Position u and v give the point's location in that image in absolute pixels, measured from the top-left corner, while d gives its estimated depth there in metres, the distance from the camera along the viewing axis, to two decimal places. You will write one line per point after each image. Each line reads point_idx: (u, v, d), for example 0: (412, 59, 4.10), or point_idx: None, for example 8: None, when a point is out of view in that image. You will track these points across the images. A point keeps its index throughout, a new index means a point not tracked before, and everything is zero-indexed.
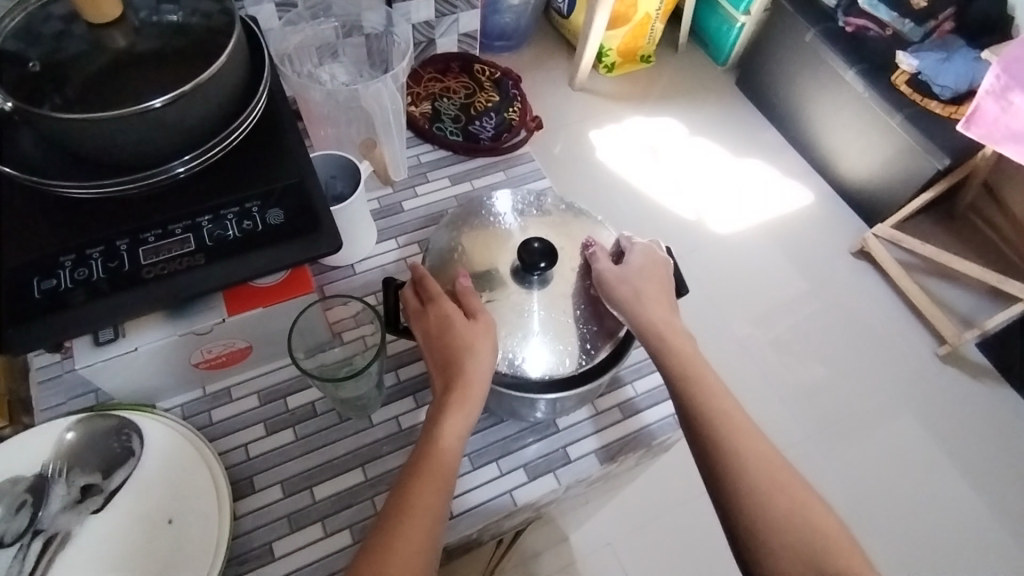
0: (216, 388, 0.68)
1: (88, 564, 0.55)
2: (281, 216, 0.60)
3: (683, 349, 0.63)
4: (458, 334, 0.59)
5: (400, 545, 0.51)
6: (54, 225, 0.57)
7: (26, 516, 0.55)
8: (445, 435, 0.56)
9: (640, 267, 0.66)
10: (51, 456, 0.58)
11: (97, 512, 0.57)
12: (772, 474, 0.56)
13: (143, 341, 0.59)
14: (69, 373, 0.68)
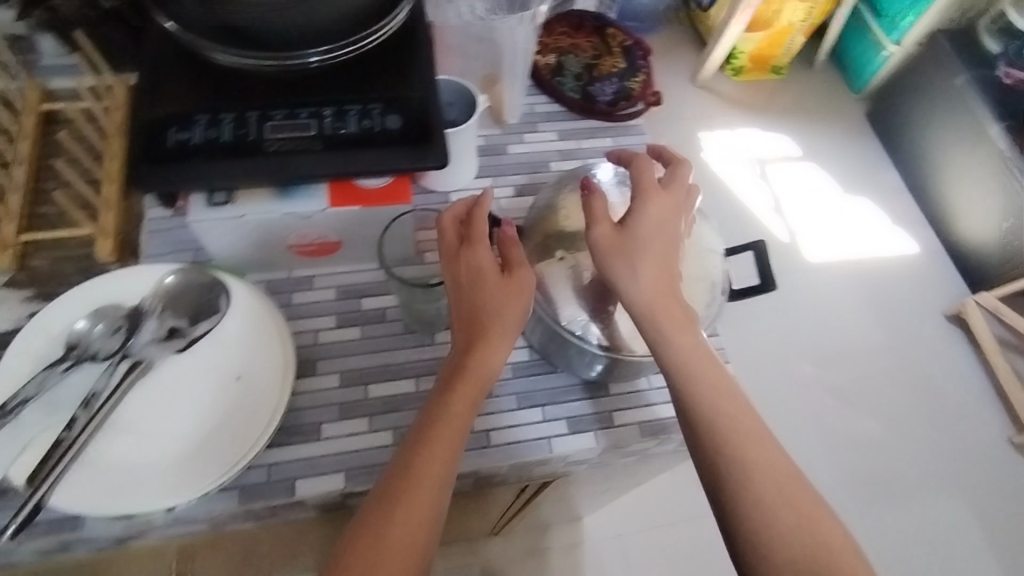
0: (301, 274, 0.72)
1: (164, 395, 0.60)
2: (398, 123, 0.62)
3: (686, 340, 0.59)
4: (488, 294, 0.59)
5: (417, 490, 0.54)
6: (196, 87, 0.61)
7: (119, 339, 0.61)
8: (462, 391, 0.58)
9: (644, 221, 0.61)
10: (151, 293, 0.63)
11: (180, 353, 0.62)
12: (777, 482, 0.56)
13: (250, 212, 0.63)
14: (175, 229, 0.73)
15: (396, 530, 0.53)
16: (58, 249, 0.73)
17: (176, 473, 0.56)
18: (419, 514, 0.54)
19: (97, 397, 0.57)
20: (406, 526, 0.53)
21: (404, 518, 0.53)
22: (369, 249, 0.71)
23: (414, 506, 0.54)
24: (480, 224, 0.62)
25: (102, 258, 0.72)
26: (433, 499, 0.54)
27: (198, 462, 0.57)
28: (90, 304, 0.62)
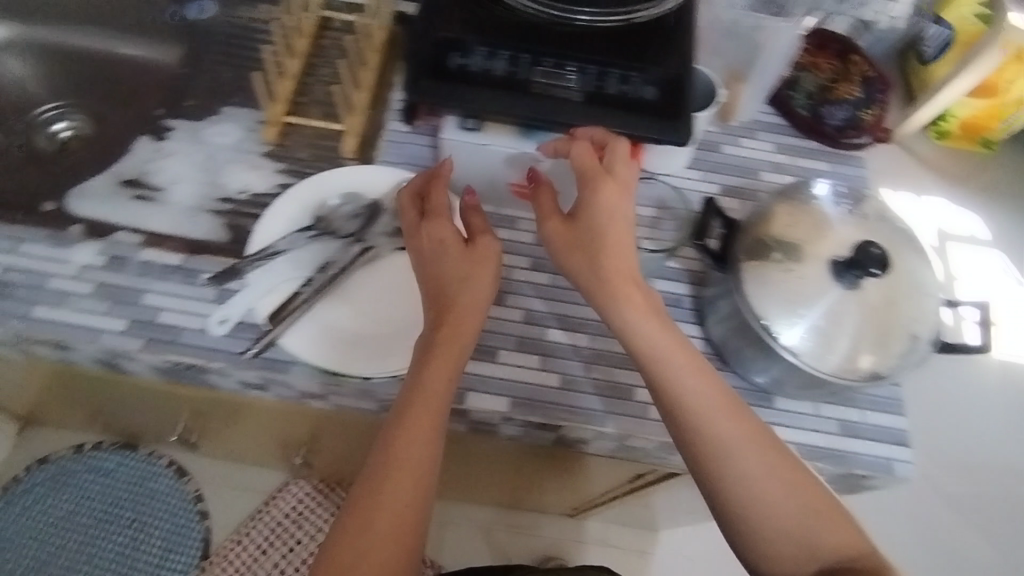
0: (507, 212, 0.77)
1: (381, 280, 0.67)
2: (651, 94, 0.65)
3: (658, 328, 0.60)
4: (449, 266, 0.62)
5: (404, 451, 0.56)
6: (477, 20, 0.66)
7: (358, 223, 0.68)
8: (434, 362, 0.59)
9: (594, 191, 0.61)
10: (389, 191, 0.70)
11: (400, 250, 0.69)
12: (760, 461, 0.58)
13: (493, 143, 0.69)
14: (411, 143, 0.81)
15: (394, 488, 0.55)
16: (308, 134, 0.81)
17: (377, 350, 0.64)
18: (407, 477, 0.56)
19: (330, 265, 0.66)
20: (398, 483, 0.56)
21: (396, 480, 0.56)
22: (577, 206, 0.76)
23: (399, 472, 0.56)
24: (438, 192, 0.66)
25: (346, 151, 0.80)
26: (419, 459, 0.57)
27: (396, 347, 0.64)
28: (341, 186, 0.70)
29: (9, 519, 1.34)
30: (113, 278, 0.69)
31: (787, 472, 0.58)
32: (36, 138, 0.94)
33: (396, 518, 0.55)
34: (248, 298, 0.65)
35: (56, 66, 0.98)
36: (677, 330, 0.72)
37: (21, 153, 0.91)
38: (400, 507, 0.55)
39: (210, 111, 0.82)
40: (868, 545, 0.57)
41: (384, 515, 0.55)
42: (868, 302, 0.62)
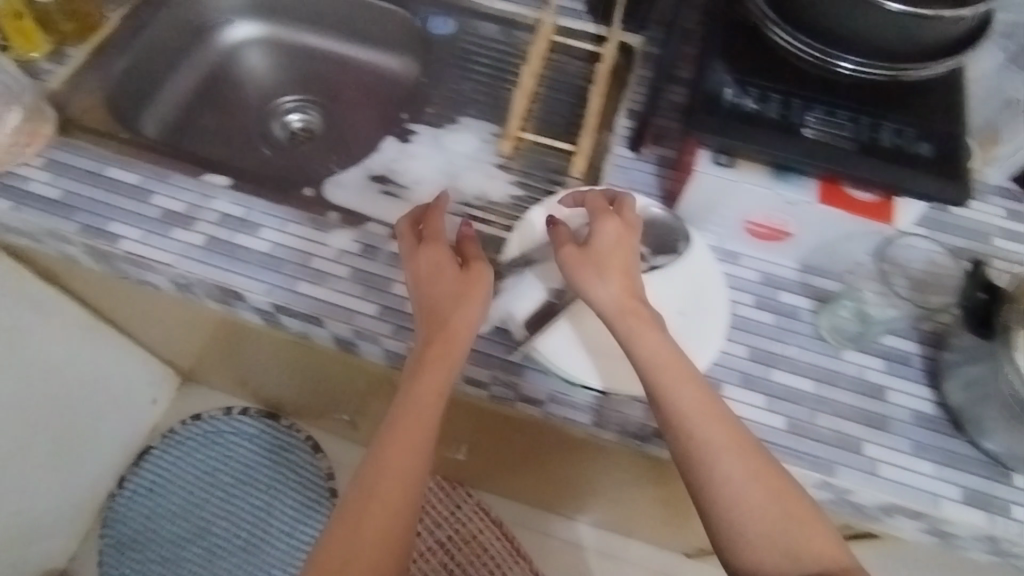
0: (731, 247, 0.78)
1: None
2: (925, 151, 0.66)
3: (659, 344, 0.63)
4: (447, 284, 0.66)
5: (398, 446, 0.63)
6: (751, 65, 0.70)
7: None
8: (428, 379, 0.64)
9: (606, 239, 0.67)
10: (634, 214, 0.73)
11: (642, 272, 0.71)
12: (744, 478, 0.61)
13: (746, 181, 0.70)
14: (638, 169, 0.83)
15: (385, 485, 0.61)
16: (538, 151, 0.85)
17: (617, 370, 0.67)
18: (396, 479, 0.62)
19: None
20: (393, 481, 0.62)
21: (388, 476, 0.62)
22: (807, 251, 0.76)
23: (395, 466, 0.62)
24: (434, 220, 0.71)
25: (570, 172, 0.83)
26: (410, 458, 0.63)
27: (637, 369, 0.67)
28: (587, 202, 0.73)
29: (154, 467, 1.40)
30: (368, 265, 0.75)
31: (766, 477, 0.62)
32: (273, 129, 1.01)
33: (391, 508, 0.61)
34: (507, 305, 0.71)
35: (293, 65, 1.06)
36: (905, 389, 0.72)
37: (260, 144, 0.99)
38: (391, 496, 0.61)
39: (449, 119, 0.87)
40: (840, 547, 0.61)
41: (381, 506, 0.61)
42: None
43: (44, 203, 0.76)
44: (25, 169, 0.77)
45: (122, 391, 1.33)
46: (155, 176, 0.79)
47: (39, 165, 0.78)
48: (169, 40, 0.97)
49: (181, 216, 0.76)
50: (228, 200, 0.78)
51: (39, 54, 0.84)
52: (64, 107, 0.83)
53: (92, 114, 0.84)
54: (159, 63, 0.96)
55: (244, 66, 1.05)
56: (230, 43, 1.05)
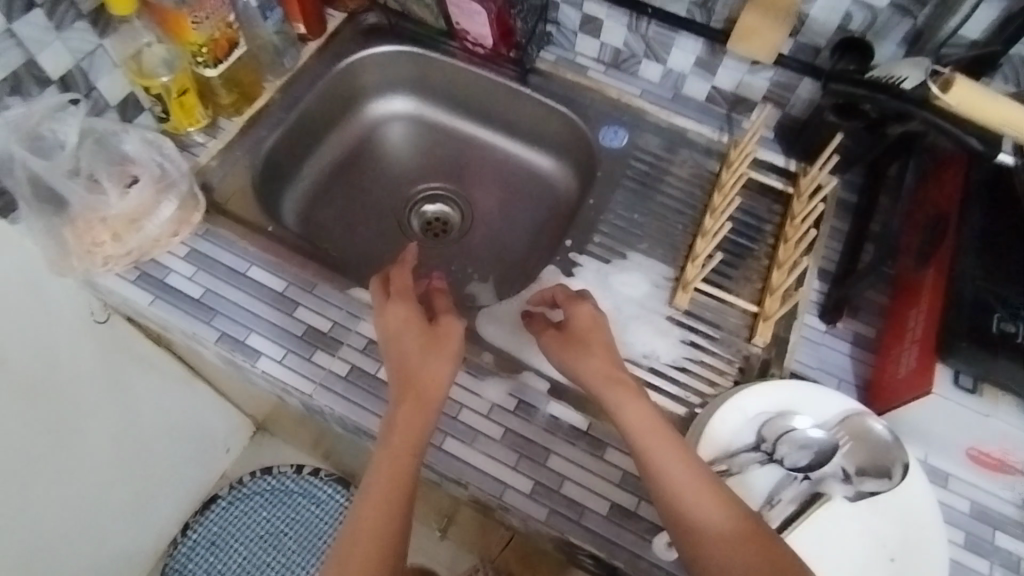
0: (938, 465, 0.68)
1: (833, 537, 0.59)
2: None
3: (643, 412, 0.59)
4: (416, 343, 0.63)
5: (381, 484, 0.56)
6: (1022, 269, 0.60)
7: (805, 455, 0.61)
8: (403, 422, 0.59)
9: (586, 316, 0.66)
10: (838, 422, 0.62)
11: (848, 499, 0.60)
12: (728, 540, 0.51)
13: (995, 413, 0.60)
14: (830, 349, 0.74)
15: (374, 524, 0.55)
16: (715, 307, 0.76)
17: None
18: (383, 522, 0.55)
19: (777, 507, 0.60)
20: (372, 523, 0.55)
21: (372, 514, 0.55)
22: None
23: (377, 498, 0.56)
24: (403, 277, 0.68)
25: (753, 338, 0.73)
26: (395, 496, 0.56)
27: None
28: (786, 403, 0.63)
29: (216, 517, 1.34)
30: (524, 428, 0.66)
31: (755, 538, 0.51)
32: (411, 222, 0.94)
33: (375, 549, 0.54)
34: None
35: (441, 151, 0.98)
36: None
37: (398, 236, 0.92)
38: (384, 541, 0.54)
39: (618, 254, 0.79)
40: None
41: (366, 549, 0.54)
42: None
43: (184, 301, 0.70)
44: (169, 257, 0.72)
45: (201, 438, 1.28)
46: (303, 284, 0.72)
47: (182, 254, 0.72)
48: (320, 113, 0.91)
49: (326, 336, 0.69)
50: None
51: (196, 128, 0.79)
52: (212, 188, 0.78)
53: (240, 198, 0.79)
54: (308, 139, 0.90)
55: (389, 144, 0.98)
56: (376, 116, 0.98)
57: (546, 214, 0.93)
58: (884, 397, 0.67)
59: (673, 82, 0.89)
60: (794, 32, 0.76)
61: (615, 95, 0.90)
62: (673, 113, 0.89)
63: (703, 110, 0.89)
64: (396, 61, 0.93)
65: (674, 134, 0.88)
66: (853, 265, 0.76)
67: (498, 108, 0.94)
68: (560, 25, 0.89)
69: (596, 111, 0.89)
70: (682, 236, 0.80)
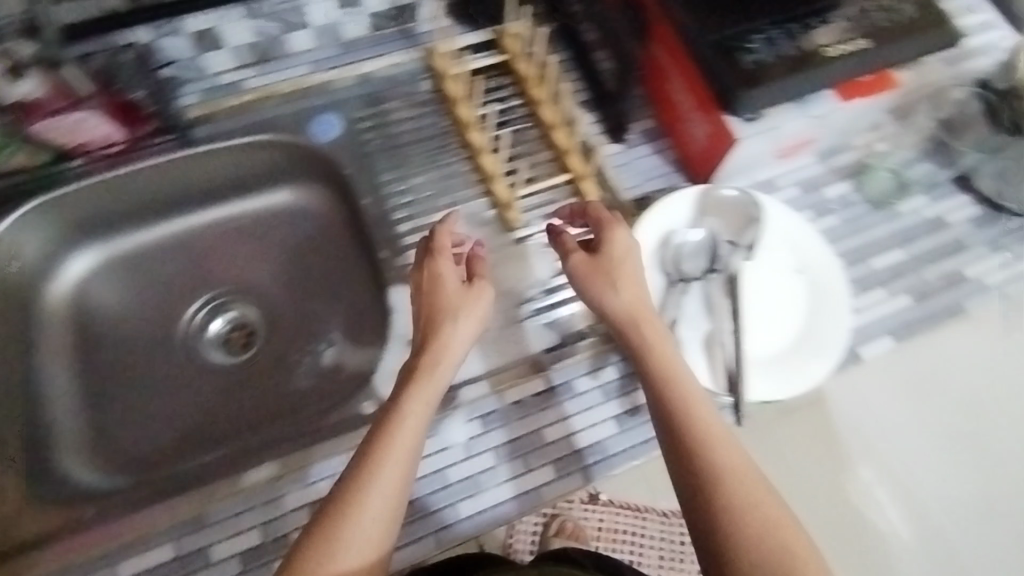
0: (765, 177, 0.77)
1: (758, 295, 0.69)
2: (916, 10, 0.67)
3: (633, 295, 0.61)
4: (450, 294, 0.61)
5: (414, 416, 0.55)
6: (715, 1, 0.67)
7: (700, 257, 0.68)
8: (426, 371, 0.57)
9: (620, 250, 0.62)
10: (700, 206, 0.69)
11: (750, 257, 0.70)
12: (724, 458, 0.53)
13: (780, 122, 0.69)
14: (638, 159, 0.78)
15: (394, 445, 0.53)
16: (540, 200, 0.76)
17: (805, 358, 0.66)
18: (406, 442, 0.54)
19: (720, 307, 0.66)
20: (396, 446, 0.53)
21: (398, 446, 0.53)
22: (830, 137, 0.77)
23: (404, 427, 0.54)
24: (444, 235, 0.65)
25: (588, 201, 0.75)
26: (415, 437, 0.54)
27: (816, 341, 0.66)
28: (657, 229, 0.68)
29: None
30: (503, 435, 0.65)
31: (777, 524, 0.51)
32: (213, 355, 0.77)
33: (394, 491, 0.52)
34: (692, 380, 0.63)
35: (165, 270, 0.79)
36: (954, 205, 0.79)
37: (215, 383, 0.75)
38: (401, 474, 0.52)
39: (430, 225, 0.74)
40: None
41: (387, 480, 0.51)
42: None
43: None
44: None
45: None
46: (190, 526, 0.60)
47: None
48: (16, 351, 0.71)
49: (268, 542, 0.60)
50: (301, 484, 0.62)
51: None
52: None
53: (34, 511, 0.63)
54: (25, 390, 0.70)
55: (105, 313, 0.77)
56: (66, 296, 0.76)
57: (326, 239, 0.81)
58: (701, 167, 0.75)
59: (330, 36, 0.79)
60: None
61: (288, 88, 0.78)
62: (357, 64, 0.81)
63: (380, 41, 0.82)
64: (30, 229, 0.72)
65: (375, 84, 0.81)
66: (603, 82, 0.79)
67: (183, 185, 0.77)
68: (173, 63, 0.73)
69: (286, 118, 0.78)
70: (461, 166, 0.77)
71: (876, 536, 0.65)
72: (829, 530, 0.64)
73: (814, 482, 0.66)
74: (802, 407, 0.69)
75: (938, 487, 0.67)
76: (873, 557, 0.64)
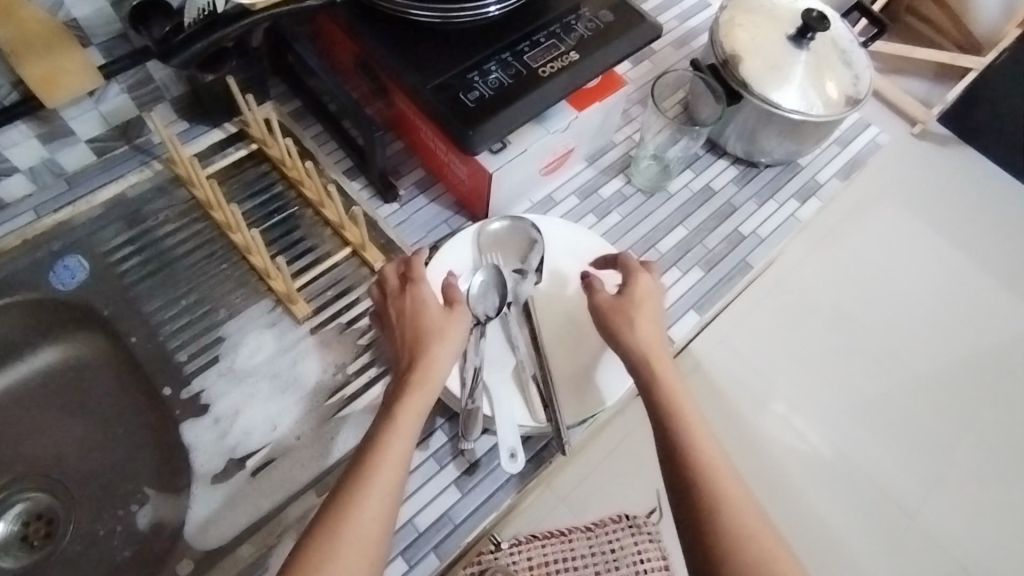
0: (541, 196, 0.80)
1: (550, 316, 0.70)
2: (611, 14, 0.71)
3: (645, 336, 0.63)
4: (432, 316, 0.59)
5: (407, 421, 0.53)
6: (426, 51, 0.67)
7: (492, 294, 0.69)
8: (411, 392, 0.55)
9: (641, 297, 0.66)
10: (480, 245, 0.71)
11: (538, 281, 0.71)
12: (719, 483, 0.53)
13: (527, 144, 0.70)
14: (415, 213, 0.77)
15: (383, 462, 0.50)
16: (327, 281, 0.72)
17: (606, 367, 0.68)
18: (398, 452, 0.51)
19: (520, 339, 0.66)
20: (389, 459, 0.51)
21: (389, 455, 0.51)
22: (587, 143, 0.80)
23: (392, 446, 0.51)
24: (419, 263, 0.63)
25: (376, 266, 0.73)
26: (405, 453, 0.51)
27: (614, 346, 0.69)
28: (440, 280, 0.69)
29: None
30: None
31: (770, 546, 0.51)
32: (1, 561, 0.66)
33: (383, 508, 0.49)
34: (510, 419, 0.62)
35: None
36: (716, 172, 0.85)
37: None
38: (390, 489, 0.50)
39: (213, 343, 0.69)
40: None
41: (378, 492, 0.49)
42: (822, 56, 0.77)
43: None
44: None
45: None
46: None
47: None
48: None
49: None
50: None
51: None
52: None
53: None
54: None
55: None
56: None
57: (109, 387, 0.73)
58: (476, 204, 0.75)
59: (48, 172, 0.73)
60: (84, 41, 0.68)
61: (15, 241, 0.70)
62: (89, 194, 0.74)
63: (113, 162, 0.76)
64: None
65: (121, 206, 0.75)
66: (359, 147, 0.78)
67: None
68: None
69: (19, 275, 0.70)
70: (235, 271, 0.72)
71: (778, 453, 0.82)
72: (738, 459, 0.81)
73: (719, 420, 0.81)
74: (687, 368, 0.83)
75: (834, 411, 0.85)
76: (778, 475, 0.80)
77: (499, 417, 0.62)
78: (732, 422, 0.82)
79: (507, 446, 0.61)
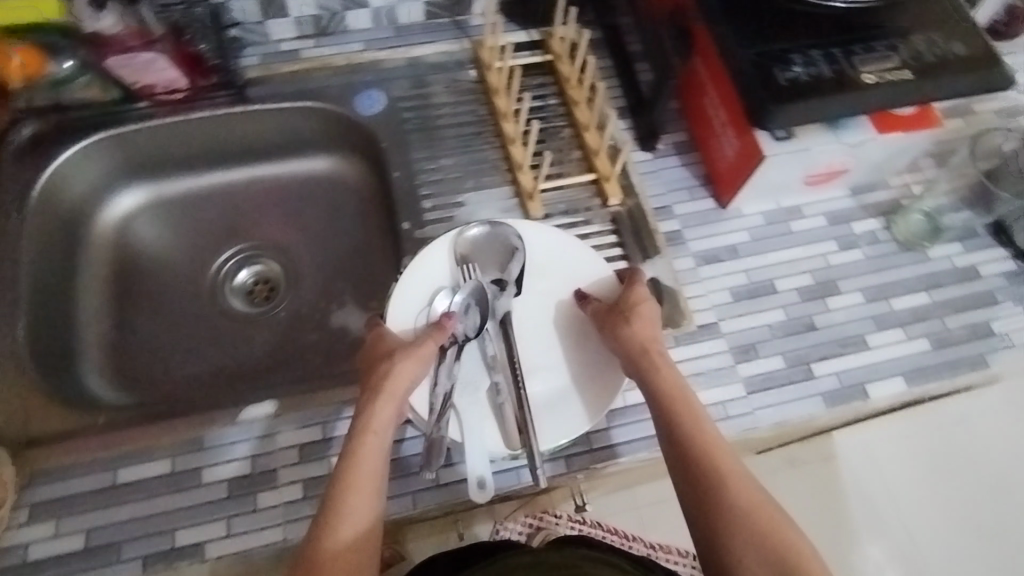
0: (790, 204, 0.78)
1: (745, 310, 0.71)
2: (965, 49, 0.66)
3: (645, 332, 0.63)
4: (386, 347, 0.61)
5: (370, 449, 0.55)
6: (759, 21, 0.67)
7: (473, 312, 0.67)
8: (368, 418, 0.56)
9: (634, 296, 0.65)
10: (458, 256, 0.69)
11: (516, 292, 0.70)
12: (726, 474, 0.54)
13: (810, 144, 0.68)
14: (663, 171, 0.79)
15: (353, 487, 0.53)
16: (561, 198, 0.77)
17: (590, 383, 0.66)
18: (366, 480, 0.53)
19: (498, 360, 0.66)
20: (356, 488, 0.53)
21: (360, 486, 0.53)
22: (863, 172, 0.76)
23: (362, 477, 0.53)
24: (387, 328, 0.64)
25: (609, 202, 0.76)
26: (374, 479, 0.54)
27: (603, 372, 0.66)
28: (423, 295, 0.67)
29: None
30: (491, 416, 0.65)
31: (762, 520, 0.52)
32: (232, 303, 0.81)
33: (361, 536, 0.51)
34: (480, 444, 0.61)
35: (205, 218, 0.85)
36: (989, 257, 0.77)
37: (234, 329, 0.79)
38: (364, 510, 0.52)
39: (455, 205, 0.76)
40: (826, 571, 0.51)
41: (350, 514, 0.52)
42: None
43: (66, 562, 0.57)
44: (14, 532, 0.57)
45: None
46: (188, 447, 0.62)
47: (27, 518, 0.58)
48: (51, 261, 0.74)
49: (254, 476, 0.61)
50: (295, 425, 0.63)
51: None
52: None
53: (40, 414, 0.63)
54: (55, 305, 0.73)
55: (145, 251, 0.82)
56: (111, 227, 0.81)
57: (356, 209, 0.85)
58: (726, 186, 0.75)
59: (385, 18, 0.84)
60: None
61: (342, 61, 0.82)
62: (408, 48, 0.83)
63: (431, 29, 0.85)
64: (90, 157, 0.77)
65: (421, 69, 0.83)
66: (641, 94, 0.81)
67: (217, 134, 0.81)
68: (241, 24, 0.78)
69: (337, 89, 0.81)
70: (493, 153, 0.79)
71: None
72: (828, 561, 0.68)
73: (826, 529, 0.69)
74: (813, 457, 0.72)
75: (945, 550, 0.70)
76: None
77: (467, 443, 0.60)
78: (840, 541, 0.69)
79: (475, 473, 0.59)
